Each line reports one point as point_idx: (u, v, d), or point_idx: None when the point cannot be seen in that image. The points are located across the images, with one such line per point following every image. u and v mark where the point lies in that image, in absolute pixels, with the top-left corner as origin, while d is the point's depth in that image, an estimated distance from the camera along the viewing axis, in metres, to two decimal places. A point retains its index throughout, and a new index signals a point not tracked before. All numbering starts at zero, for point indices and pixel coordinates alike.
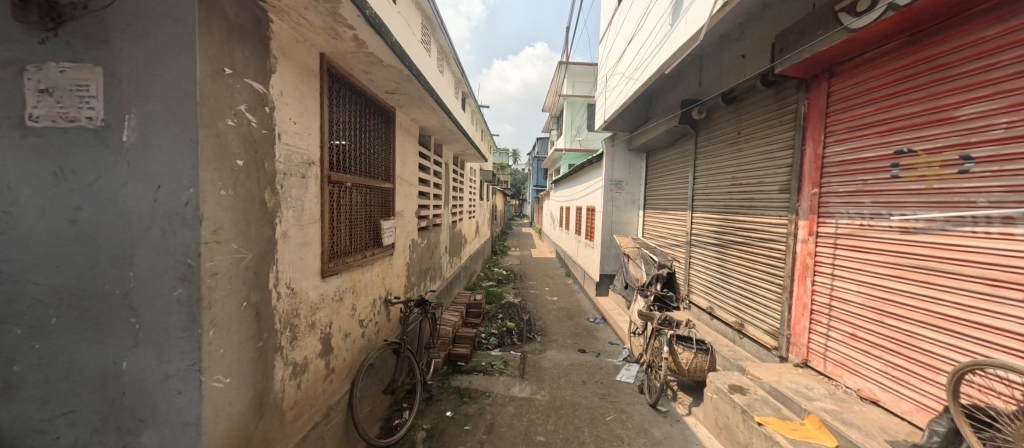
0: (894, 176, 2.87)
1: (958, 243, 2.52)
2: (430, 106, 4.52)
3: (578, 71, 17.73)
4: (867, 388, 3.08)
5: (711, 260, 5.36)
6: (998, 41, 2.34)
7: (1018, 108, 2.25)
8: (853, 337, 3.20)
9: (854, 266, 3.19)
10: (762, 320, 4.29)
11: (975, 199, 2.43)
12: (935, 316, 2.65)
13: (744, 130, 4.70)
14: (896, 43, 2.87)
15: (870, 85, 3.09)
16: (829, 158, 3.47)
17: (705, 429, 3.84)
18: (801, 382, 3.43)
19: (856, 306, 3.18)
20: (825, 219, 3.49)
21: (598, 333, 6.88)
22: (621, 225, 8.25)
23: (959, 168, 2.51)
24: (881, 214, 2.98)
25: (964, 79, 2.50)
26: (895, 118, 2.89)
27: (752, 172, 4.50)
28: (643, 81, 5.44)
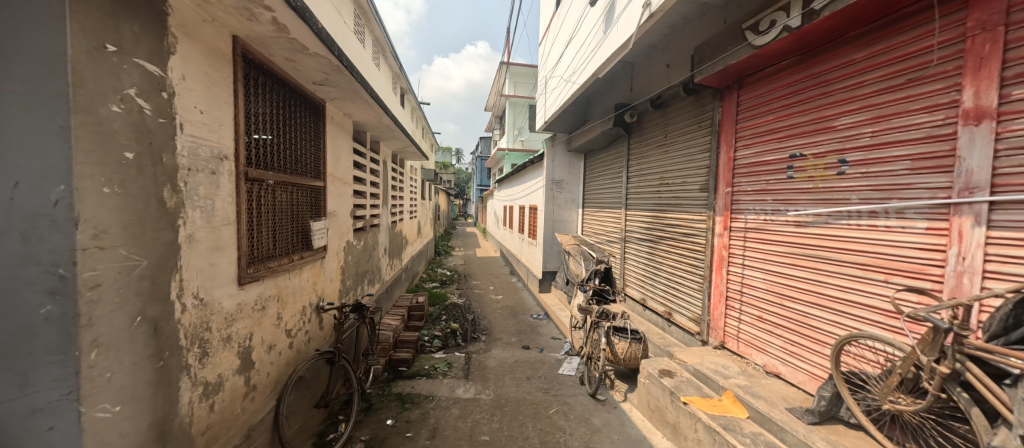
0: (790, 177, 3.31)
1: (838, 234, 2.93)
2: (364, 100, 4.28)
3: (519, 72, 17.91)
4: (771, 363, 3.50)
5: (644, 255, 5.73)
6: (864, 63, 2.78)
7: (879, 120, 2.68)
8: (760, 319, 3.63)
9: (760, 256, 3.61)
10: (687, 309, 4.68)
11: (848, 196, 2.86)
12: (820, 298, 3.07)
13: (670, 134, 5.08)
14: (791, 60, 3.30)
15: (771, 97, 3.52)
16: (739, 161, 3.89)
17: (640, 413, 4.09)
18: (719, 362, 3.81)
19: (762, 291, 3.60)
20: (736, 215, 3.90)
21: (542, 329, 7.04)
22: (562, 223, 8.52)
23: (838, 170, 2.92)
24: (780, 210, 3.41)
25: (840, 94, 2.93)
26: (790, 126, 3.32)
27: (678, 173, 4.88)
28: (580, 84, 5.64)
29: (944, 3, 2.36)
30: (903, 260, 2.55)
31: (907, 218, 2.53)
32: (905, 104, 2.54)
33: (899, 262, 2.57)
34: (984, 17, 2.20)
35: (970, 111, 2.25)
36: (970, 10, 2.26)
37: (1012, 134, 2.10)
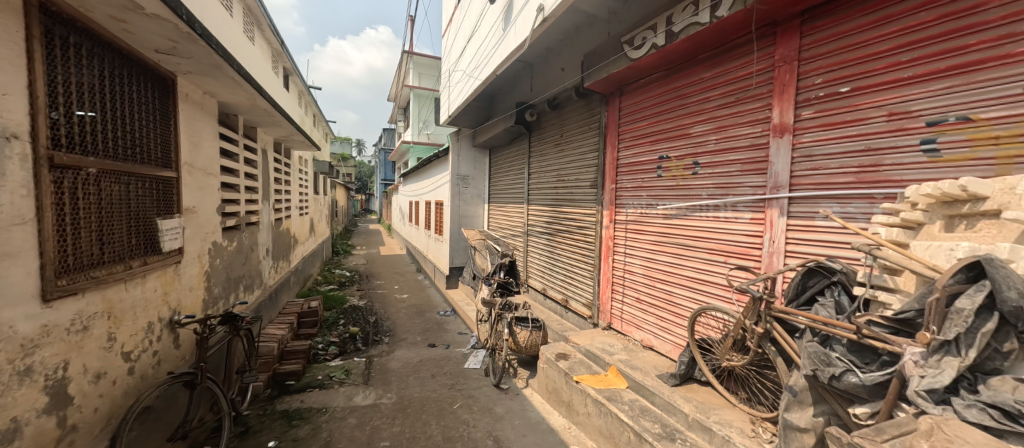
0: (659, 176, 3.84)
1: (693, 224, 3.48)
2: (231, 78, 3.69)
3: (423, 62, 17.32)
4: (647, 338, 4.03)
5: (544, 247, 6.07)
6: (711, 81, 3.33)
7: (720, 129, 3.25)
8: (637, 300, 4.14)
9: (638, 244, 4.12)
10: (581, 295, 5.10)
11: (699, 192, 3.42)
12: (681, 279, 3.62)
13: (564, 134, 5.45)
14: (660, 74, 3.81)
15: (645, 104, 4.02)
16: (622, 160, 4.36)
17: (539, 396, 4.34)
18: (607, 342, 4.25)
19: (639, 275, 4.11)
20: (619, 208, 4.39)
21: (448, 325, 6.98)
22: (468, 219, 8.53)
23: (692, 171, 3.49)
24: (652, 204, 3.93)
25: (694, 106, 3.48)
26: (659, 131, 3.85)
27: (571, 170, 5.27)
28: (482, 80, 5.68)
29: (761, 38, 2.94)
30: (736, 244, 3.13)
31: (738, 210, 3.11)
32: (737, 118, 3.12)
33: (733, 246, 3.15)
34: (785, 52, 2.77)
35: (778, 126, 2.81)
36: (777, 45, 2.83)
37: (803, 145, 2.68)
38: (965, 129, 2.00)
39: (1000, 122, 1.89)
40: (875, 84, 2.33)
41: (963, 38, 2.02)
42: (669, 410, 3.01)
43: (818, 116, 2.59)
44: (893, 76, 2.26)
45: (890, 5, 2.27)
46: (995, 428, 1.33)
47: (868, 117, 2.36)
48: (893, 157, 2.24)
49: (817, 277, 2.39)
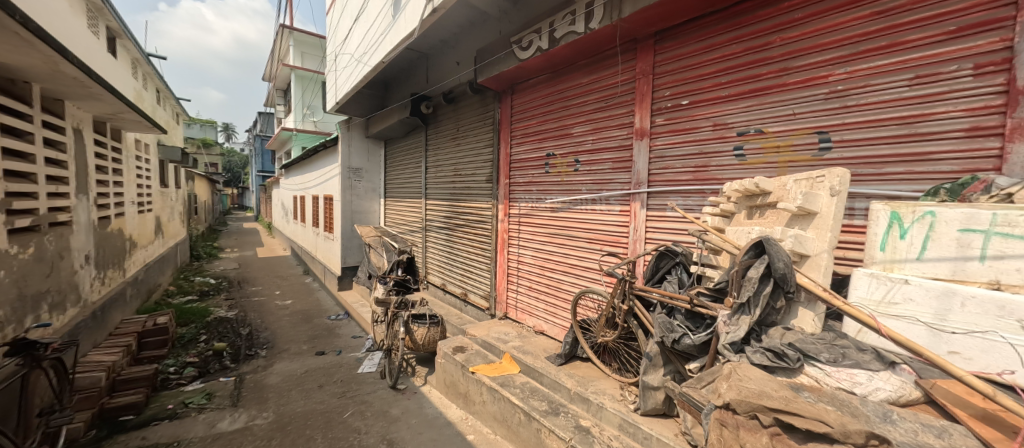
0: (547, 171, 4.13)
1: (575, 216, 3.83)
2: (15, 33, 2.79)
3: (306, 41, 15.52)
4: (538, 324, 4.32)
5: (442, 242, 6.02)
6: (588, 86, 3.68)
7: (595, 130, 3.62)
8: (530, 288, 4.40)
9: (530, 236, 4.37)
10: (479, 288, 5.20)
11: (580, 187, 3.77)
12: (566, 266, 3.95)
13: (461, 128, 5.45)
14: (546, 77, 4.09)
15: (534, 104, 4.27)
16: (514, 156, 4.57)
17: (437, 392, 4.31)
18: (502, 331, 4.43)
19: (530, 265, 4.38)
20: (513, 202, 4.59)
21: (340, 329, 6.46)
22: (362, 214, 7.98)
23: (574, 168, 3.83)
24: (541, 198, 4.21)
25: (575, 108, 3.81)
26: (546, 129, 4.13)
27: (468, 165, 5.31)
28: (371, 66, 5.32)
29: (625, 52, 3.34)
30: (609, 233, 3.53)
31: (610, 203, 3.52)
32: (608, 121, 3.52)
33: (607, 235, 3.55)
34: (644, 66, 3.19)
35: (639, 130, 3.24)
36: (637, 60, 3.25)
37: (657, 148, 3.14)
38: (760, 139, 2.56)
39: (780, 136, 2.46)
40: (705, 100, 2.84)
41: (758, 68, 2.55)
42: (555, 387, 3.28)
43: (667, 123, 3.07)
44: (716, 94, 2.78)
45: (714, 36, 2.77)
46: (771, 367, 1.75)
47: (701, 127, 2.87)
48: (716, 159, 2.78)
49: (666, 259, 2.84)
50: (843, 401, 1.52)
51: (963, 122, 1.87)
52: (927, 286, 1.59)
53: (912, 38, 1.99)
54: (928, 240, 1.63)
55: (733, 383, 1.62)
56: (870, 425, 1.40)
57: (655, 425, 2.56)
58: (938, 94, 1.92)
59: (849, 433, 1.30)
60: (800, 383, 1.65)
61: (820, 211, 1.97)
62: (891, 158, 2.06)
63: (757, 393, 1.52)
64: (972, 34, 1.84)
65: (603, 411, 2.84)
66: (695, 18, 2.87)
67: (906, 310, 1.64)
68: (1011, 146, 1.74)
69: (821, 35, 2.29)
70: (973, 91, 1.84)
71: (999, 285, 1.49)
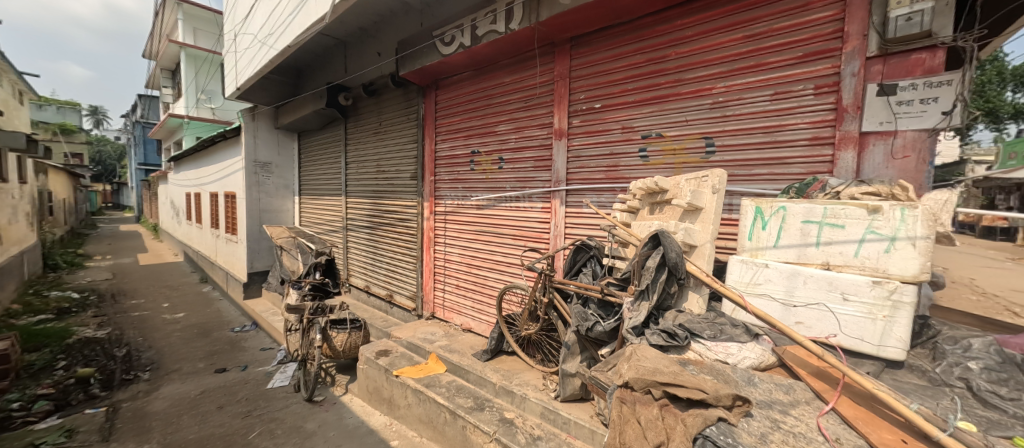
0: (472, 169, 4.13)
1: (500, 213, 3.89)
2: None
3: (198, 15, 13.56)
4: (466, 321, 4.33)
5: (364, 242, 5.71)
6: (510, 85, 3.75)
7: (518, 129, 3.71)
8: (457, 287, 4.39)
9: (456, 234, 4.34)
10: (404, 288, 5.04)
11: (504, 184, 3.84)
12: (491, 263, 4.00)
13: (383, 122, 5.21)
14: (470, 74, 4.08)
15: (458, 101, 4.24)
16: (439, 153, 4.49)
17: (360, 400, 4.09)
18: (429, 331, 4.36)
19: (457, 263, 4.36)
20: (438, 200, 4.52)
21: (246, 342, 5.79)
22: (272, 213, 7.23)
23: (498, 165, 3.89)
24: (467, 196, 4.21)
25: (498, 107, 3.87)
26: (470, 127, 4.13)
27: (391, 161, 5.10)
28: (278, 50, 4.83)
29: (544, 55, 3.48)
30: (531, 229, 3.64)
31: (532, 201, 3.63)
32: (529, 121, 3.63)
33: (529, 231, 3.66)
34: (561, 69, 3.35)
35: (558, 130, 3.39)
36: (555, 63, 3.39)
37: (574, 148, 3.32)
38: (659, 142, 2.83)
39: (676, 140, 2.75)
40: (614, 104, 3.06)
41: (658, 78, 2.83)
42: (481, 383, 3.31)
43: (582, 125, 3.26)
44: (623, 100, 3.01)
45: (621, 45, 3.01)
46: (665, 346, 1.96)
47: (611, 129, 3.09)
48: (624, 160, 3.02)
49: (582, 252, 3.01)
50: (720, 371, 1.76)
51: (808, 133, 2.25)
52: (781, 268, 1.91)
53: (772, 60, 2.35)
54: (782, 231, 1.95)
55: (632, 363, 1.78)
56: (738, 389, 1.65)
57: (574, 409, 2.71)
58: (790, 108, 2.30)
59: (721, 397, 1.52)
60: (687, 358, 1.87)
61: (705, 207, 2.24)
62: (758, 161, 2.42)
63: (651, 370, 1.69)
64: (813, 60, 2.22)
65: (526, 402, 2.93)
66: (605, 28, 3.08)
67: (766, 289, 1.94)
68: (839, 153, 2.15)
69: (706, 52, 2.60)
70: (814, 107, 2.22)
71: (829, 265, 1.83)
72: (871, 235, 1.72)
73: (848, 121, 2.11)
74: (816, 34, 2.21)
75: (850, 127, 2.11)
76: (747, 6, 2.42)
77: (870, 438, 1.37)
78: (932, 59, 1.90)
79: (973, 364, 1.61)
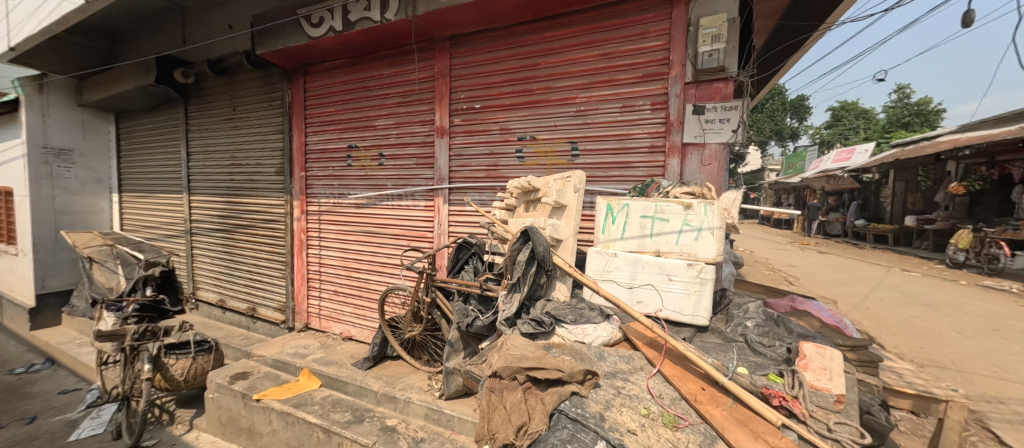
0: (349, 165, 3.84)
1: (381, 212, 3.70)
2: None
3: None
4: (346, 329, 4.02)
5: (216, 249, 4.82)
6: (390, 78, 3.58)
7: (399, 126, 3.57)
8: (335, 293, 4.05)
9: (332, 236, 4.00)
10: (270, 299, 4.42)
11: (384, 182, 3.66)
12: (372, 265, 3.77)
13: (237, 107, 4.47)
14: (345, 61, 3.78)
15: (331, 90, 3.89)
16: (310, 146, 4.06)
17: (211, 435, 3.44)
18: (301, 344, 3.93)
19: (334, 267, 4.01)
20: (310, 198, 4.09)
21: (35, 385, 4.37)
22: (76, 216, 5.59)
23: (378, 162, 3.69)
24: (344, 193, 3.90)
25: (377, 99, 3.66)
26: (347, 119, 3.83)
27: (249, 153, 4.40)
28: (76, 3, 3.74)
29: (423, 51, 3.42)
30: (414, 229, 3.55)
31: (415, 199, 3.54)
32: (410, 117, 3.52)
33: (412, 230, 3.56)
34: (441, 67, 3.32)
35: (439, 128, 3.36)
36: (435, 60, 3.36)
37: (455, 146, 3.33)
38: (533, 144, 3.04)
39: (547, 142, 2.98)
40: (492, 106, 3.17)
41: (530, 84, 3.02)
42: (361, 393, 3.10)
43: (463, 124, 3.29)
44: (501, 102, 3.14)
45: (497, 50, 3.13)
46: (534, 334, 2.11)
47: (490, 129, 3.19)
48: (503, 160, 3.15)
49: (464, 250, 3.04)
50: (577, 351, 1.97)
51: (647, 141, 2.68)
52: (626, 257, 2.22)
53: (621, 77, 2.71)
54: (626, 225, 2.29)
55: (502, 352, 1.88)
56: (590, 364, 1.88)
57: (458, 405, 2.74)
58: (634, 120, 2.70)
59: (574, 373, 1.70)
60: (551, 343, 2.04)
61: (568, 205, 2.48)
62: (612, 165, 2.78)
63: (518, 357, 1.81)
64: (650, 81, 2.64)
65: (409, 406, 2.84)
66: (483, 30, 3.16)
67: (615, 275, 2.25)
68: (668, 160, 2.60)
69: (570, 64, 2.87)
70: (651, 120, 2.65)
71: (659, 252, 2.20)
72: (686, 227, 2.12)
73: (674, 134, 2.57)
74: (651, 59, 2.62)
75: (675, 138, 2.57)
76: (601, 28, 2.75)
77: (681, 391, 1.70)
78: (726, 88, 2.43)
79: (750, 322, 2.12)
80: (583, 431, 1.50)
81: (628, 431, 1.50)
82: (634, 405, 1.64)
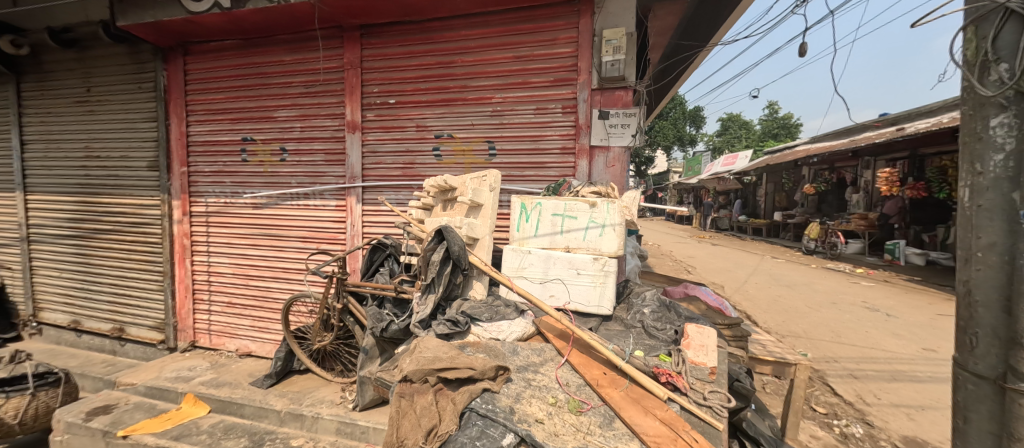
0: (243, 160, 3.42)
1: (284, 213, 3.36)
2: None
3: None
4: (243, 345, 3.59)
5: (67, 259, 3.95)
6: (293, 65, 3.27)
7: (304, 118, 3.27)
8: (229, 305, 3.59)
9: (223, 240, 3.53)
10: (144, 317, 3.76)
11: (287, 179, 3.33)
12: (273, 272, 3.41)
13: (93, 88, 3.71)
14: (237, 43, 3.37)
15: (219, 74, 3.44)
16: (194, 137, 3.54)
17: None
18: (186, 366, 3.40)
19: (227, 275, 3.55)
20: (195, 198, 3.57)
21: None
22: None
23: (280, 157, 3.34)
24: (237, 192, 3.47)
25: (277, 88, 3.31)
26: (240, 109, 3.41)
27: (111, 143, 3.68)
28: None
29: (330, 39, 3.17)
30: (324, 230, 3.29)
31: (324, 198, 3.28)
32: (316, 109, 3.25)
33: (321, 232, 3.29)
34: (350, 57, 3.11)
35: (350, 122, 3.15)
36: (343, 49, 3.14)
37: (368, 142, 3.16)
38: (450, 143, 3.00)
39: (465, 141, 2.97)
40: (407, 102, 3.06)
41: (447, 81, 2.98)
42: (261, 415, 2.77)
43: (377, 119, 3.13)
44: (417, 98, 3.05)
45: (412, 43, 3.03)
46: (449, 334, 2.09)
47: (406, 126, 3.08)
48: (419, 158, 3.07)
49: (379, 252, 2.89)
50: (491, 348, 2.00)
51: (559, 143, 2.81)
52: (539, 254, 2.31)
53: (534, 80, 2.81)
54: (538, 222, 2.37)
55: (414, 356, 1.83)
56: (503, 360, 1.92)
57: (373, 415, 2.61)
58: (547, 122, 2.81)
59: (485, 371, 1.72)
60: (466, 342, 2.04)
61: (484, 204, 2.50)
62: (527, 165, 2.87)
63: (431, 358, 1.78)
64: (561, 85, 2.77)
65: (318, 422, 2.62)
66: (397, 23, 3.03)
67: (528, 272, 2.33)
68: (578, 161, 2.76)
69: (486, 64, 2.89)
70: (562, 122, 2.78)
71: (569, 248, 2.32)
72: (592, 224, 2.27)
73: (583, 136, 2.73)
74: (561, 65, 2.76)
75: (584, 140, 2.73)
76: (515, 31, 2.82)
77: (586, 377, 1.81)
78: (626, 96, 2.65)
79: (646, 309, 2.34)
80: (492, 426, 1.52)
81: (536, 420, 1.55)
82: (543, 396, 1.71)
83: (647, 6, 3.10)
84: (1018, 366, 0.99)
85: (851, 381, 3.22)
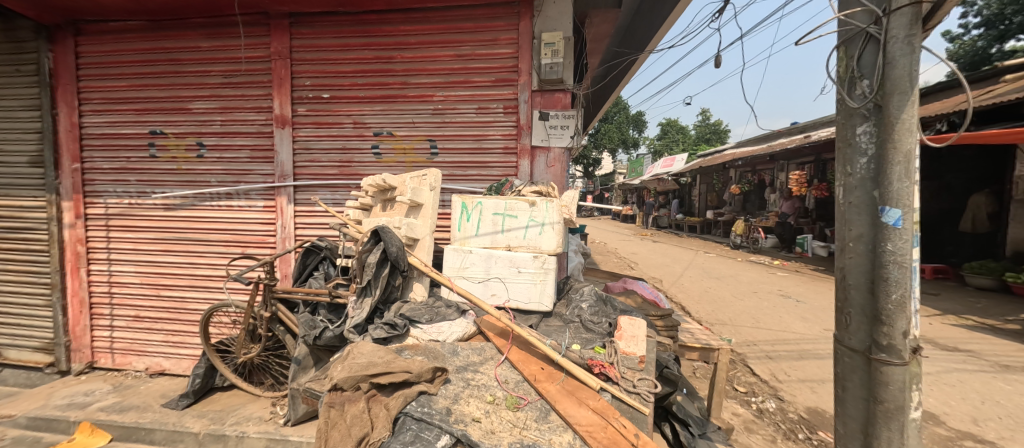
0: (152, 155, 3.06)
1: (202, 215, 3.05)
2: None
3: None
4: (155, 363, 3.21)
5: None
6: (211, 52, 2.98)
7: (225, 111, 3.00)
8: (136, 319, 3.20)
9: (127, 247, 3.15)
10: (26, 338, 3.23)
11: (206, 178, 3.04)
12: (190, 280, 3.08)
13: None
14: (143, 25, 3.00)
15: (122, 59, 3.05)
16: (90, 129, 3.11)
17: None
18: (81, 390, 2.97)
19: (134, 286, 3.16)
20: (93, 198, 3.15)
21: None
22: None
23: (197, 153, 3.03)
24: (145, 192, 3.10)
25: (192, 77, 3.01)
26: (148, 99, 3.05)
27: None
28: None
29: (254, 26, 2.94)
30: (251, 233, 3.03)
31: (250, 198, 3.03)
32: (239, 101, 2.99)
33: (246, 235, 3.04)
34: (278, 46, 2.90)
35: (279, 117, 2.93)
36: (270, 38, 2.92)
37: (300, 138, 2.96)
38: (391, 140, 2.91)
39: (405, 139, 2.89)
40: (343, 97, 2.92)
41: (386, 77, 2.88)
42: (175, 439, 2.49)
43: (309, 114, 2.95)
44: (354, 92, 2.91)
45: (347, 36, 2.89)
46: (387, 338, 2.02)
47: (342, 123, 2.93)
48: (357, 156, 2.94)
49: (313, 255, 2.72)
50: (431, 349, 1.97)
51: (501, 143, 2.82)
52: (480, 253, 2.31)
53: (476, 80, 2.80)
54: (479, 222, 2.38)
55: (347, 363, 1.75)
56: (442, 361, 1.89)
57: (306, 429, 2.44)
58: (488, 122, 2.82)
59: (422, 373, 1.69)
60: (405, 345, 1.99)
61: (424, 203, 2.45)
62: (469, 164, 2.86)
63: (365, 364, 1.71)
64: (502, 85, 2.79)
65: (244, 441, 2.41)
66: (329, 13, 2.87)
67: (469, 272, 2.33)
68: (519, 161, 2.80)
69: (426, 62, 2.84)
70: (504, 122, 2.81)
71: (510, 247, 2.34)
72: (532, 222, 2.31)
73: (524, 136, 2.77)
74: (502, 65, 2.78)
75: (525, 141, 2.78)
76: (455, 29, 2.79)
77: (523, 373, 1.84)
78: (565, 98, 2.74)
79: (584, 304, 2.43)
80: (427, 429, 1.48)
81: (472, 420, 1.55)
82: (481, 394, 1.71)
83: (584, 12, 3.22)
84: (881, 340, 1.15)
85: (766, 361, 3.58)
